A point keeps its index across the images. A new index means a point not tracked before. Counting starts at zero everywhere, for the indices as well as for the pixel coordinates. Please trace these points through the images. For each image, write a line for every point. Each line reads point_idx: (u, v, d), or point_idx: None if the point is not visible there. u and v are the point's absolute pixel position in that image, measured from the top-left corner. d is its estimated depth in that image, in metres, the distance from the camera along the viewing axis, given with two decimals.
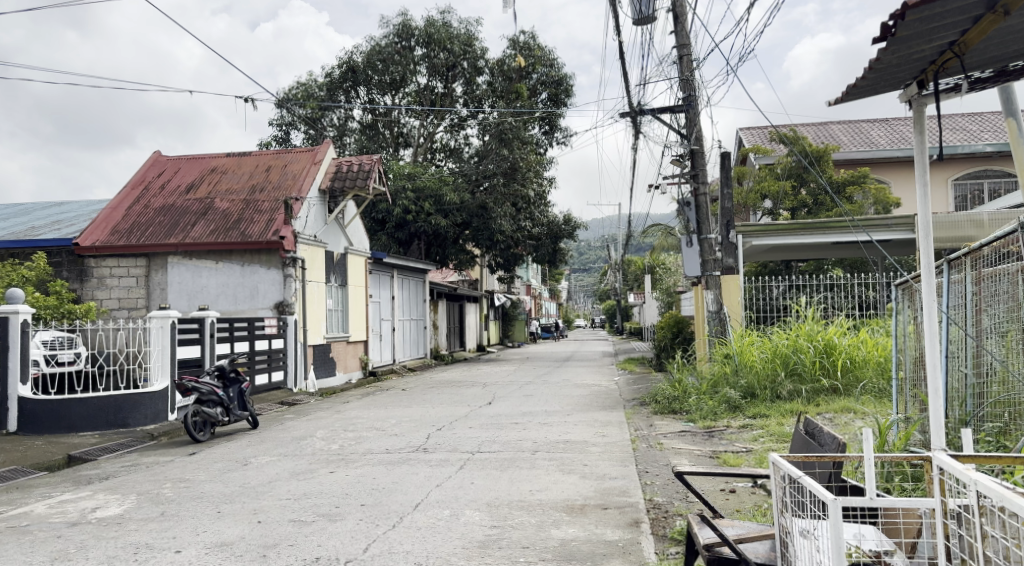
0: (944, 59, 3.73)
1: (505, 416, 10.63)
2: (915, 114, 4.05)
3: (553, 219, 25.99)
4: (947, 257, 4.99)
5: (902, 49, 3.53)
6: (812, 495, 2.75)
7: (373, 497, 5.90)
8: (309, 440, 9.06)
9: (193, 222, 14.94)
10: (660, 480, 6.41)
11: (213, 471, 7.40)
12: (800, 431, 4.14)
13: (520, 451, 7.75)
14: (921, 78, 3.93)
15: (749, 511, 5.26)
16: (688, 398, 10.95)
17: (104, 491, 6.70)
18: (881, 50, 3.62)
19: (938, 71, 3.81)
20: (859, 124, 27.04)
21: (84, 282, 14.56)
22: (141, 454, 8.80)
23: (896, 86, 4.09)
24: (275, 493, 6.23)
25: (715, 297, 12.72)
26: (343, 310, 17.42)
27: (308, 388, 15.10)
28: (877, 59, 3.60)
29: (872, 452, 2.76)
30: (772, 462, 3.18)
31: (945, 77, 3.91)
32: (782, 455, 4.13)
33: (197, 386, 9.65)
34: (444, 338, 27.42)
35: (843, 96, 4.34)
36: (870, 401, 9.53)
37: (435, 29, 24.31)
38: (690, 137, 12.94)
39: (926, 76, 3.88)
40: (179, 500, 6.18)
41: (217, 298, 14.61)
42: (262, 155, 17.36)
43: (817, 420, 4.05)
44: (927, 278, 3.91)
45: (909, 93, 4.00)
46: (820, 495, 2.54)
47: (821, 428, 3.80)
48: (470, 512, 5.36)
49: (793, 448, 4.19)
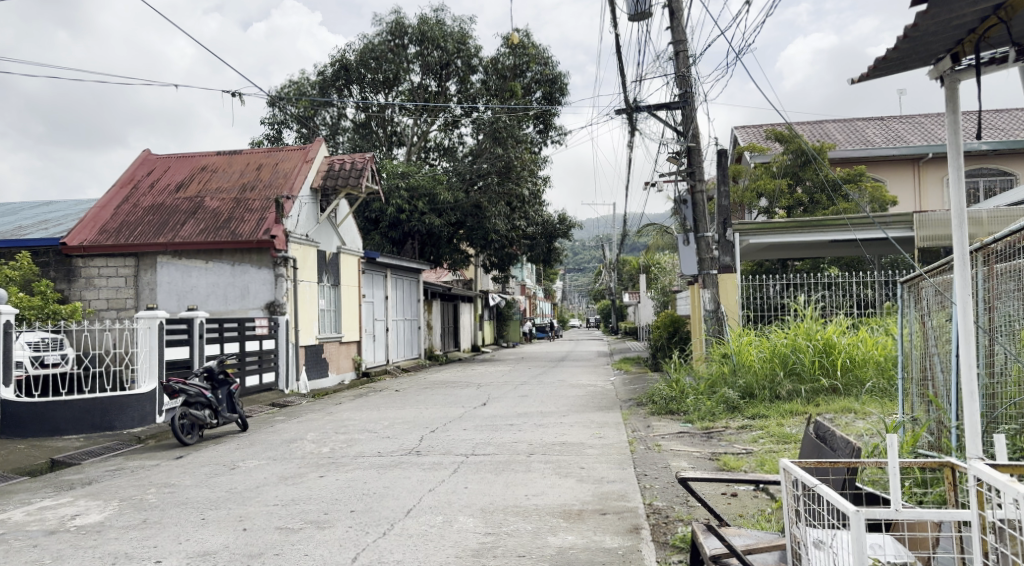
0: (987, 26, 3.56)
1: (500, 417, 10.46)
2: (948, 91, 3.88)
3: (548, 218, 25.87)
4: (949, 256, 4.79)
5: (942, 13, 3.36)
6: (830, 504, 2.56)
7: (363, 503, 5.70)
8: (299, 443, 8.86)
9: (182, 221, 14.71)
10: (660, 483, 6.24)
11: (200, 476, 7.19)
12: (811, 435, 3.94)
13: (515, 454, 7.57)
14: (957, 51, 3.79)
15: (752, 516, 5.10)
16: (686, 399, 10.78)
17: (85, 498, 6.48)
18: (920, 17, 3.46)
19: (978, 41, 3.65)
20: (855, 122, 26.89)
21: (72, 282, 14.30)
22: (126, 459, 8.58)
23: (926, 62, 3.96)
24: (262, 499, 6.04)
25: (712, 296, 12.52)
26: (335, 310, 17.20)
27: (300, 390, 14.90)
28: (915, 25, 3.43)
29: (892, 456, 2.56)
30: (783, 467, 2.98)
31: (983, 52, 3.75)
32: (791, 461, 3.94)
33: (186, 388, 9.39)
34: (437, 338, 27.16)
35: (868, 74, 4.17)
36: (872, 401, 9.35)
37: (428, 27, 24.07)
38: (687, 134, 12.75)
39: (963, 48, 3.76)
40: (162, 506, 5.99)
41: (207, 298, 14.38)
42: (253, 154, 17.12)
43: (828, 424, 3.86)
44: (962, 267, 3.71)
45: (943, 68, 3.85)
46: (838, 504, 2.36)
47: (834, 433, 3.60)
48: (464, 518, 5.18)
49: (803, 452, 4.00)
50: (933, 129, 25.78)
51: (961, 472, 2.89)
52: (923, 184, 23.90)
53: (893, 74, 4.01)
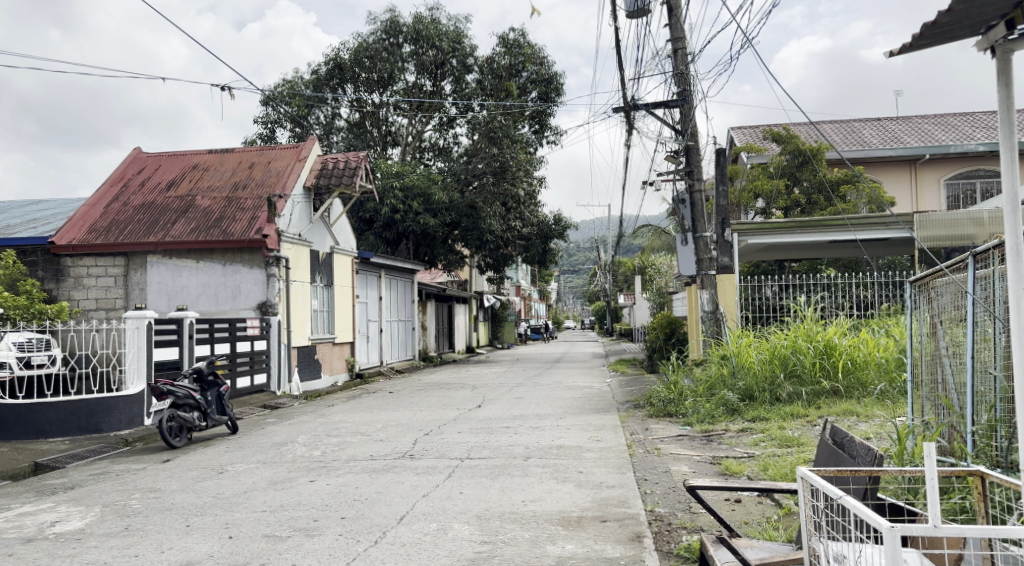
0: None
1: (496, 420, 10.27)
2: (1000, 63, 3.59)
3: (543, 219, 25.78)
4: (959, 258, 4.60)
5: None
6: (859, 518, 2.36)
7: (355, 509, 5.50)
8: (291, 446, 8.66)
9: (173, 220, 14.48)
10: (660, 488, 6.07)
11: (187, 480, 6.97)
12: (827, 441, 3.70)
13: (512, 458, 7.37)
14: (1011, 18, 3.49)
15: (758, 523, 4.91)
16: (685, 401, 10.59)
17: (67, 503, 6.27)
18: None
19: None
20: (851, 123, 26.77)
21: (60, 282, 14.04)
22: (112, 462, 8.36)
23: (975, 32, 3.67)
24: (251, 504, 5.84)
25: (711, 297, 12.36)
26: (328, 311, 16.99)
27: (292, 391, 14.69)
28: None
29: (930, 467, 2.35)
30: (800, 475, 2.80)
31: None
32: (806, 468, 3.72)
33: (173, 389, 9.18)
34: (432, 339, 26.95)
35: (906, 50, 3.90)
36: (875, 404, 9.23)
37: (423, 25, 23.91)
38: (685, 133, 12.57)
39: (1019, 14, 3.44)
40: (146, 513, 5.77)
41: (197, 299, 14.14)
42: (245, 152, 16.90)
43: (846, 429, 3.62)
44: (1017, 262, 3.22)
45: (995, 37, 3.56)
46: (868, 518, 2.19)
47: (852, 438, 3.36)
48: (459, 526, 4.99)
49: (818, 461, 3.76)
50: (931, 130, 25.70)
51: (991, 482, 2.87)
52: (920, 185, 23.85)
53: (939, 43, 3.75)
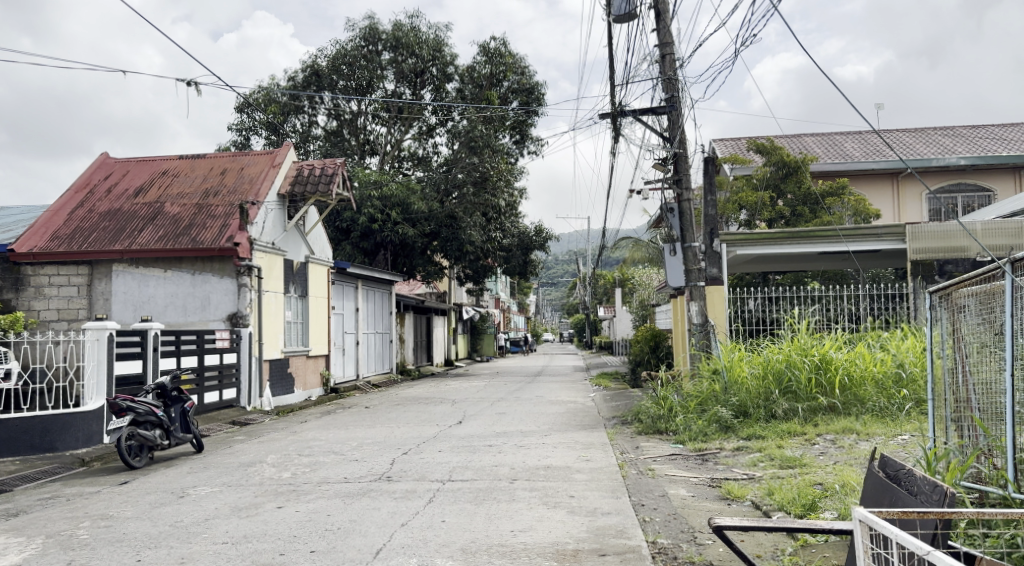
0: None
1: (478, 437, 9.77)
2: None
3: (523, 230, 25.36)
4: (988, 264, 4.20)
5: None
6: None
7: (326, 541, 4.97)
8: (259, 467, 8.10)
9: (141, 227, 13.88)
10: (660, 515, 5.60)
11: (143, 506, 6.38)
12: (878, 475, 3.30)
13: (497, 480, 6.87)
14: None
15: (774, 557, 4.44)
16: (675, 417, 10.12)
17: (6, 533, 5.67)
18: None
19: None
20: (833, 136, 26.59)
21: (20, 291, 13.26)
22: (65, 485, 7.75)
23: None
24: (212, 535, 5.29)
25: (700, 309, 12.00)
26: (302, 322, 16.38)
27: (263, 407, 14.09)
28: None
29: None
30: (858, 517, 2.40)
31: None
32: (858, 508, 3.30)
33: (133, 405, 8.58)
34: (410, 352, 26.38)
35: None
36: (875, 421, 8.86)
37: (403, 33, 23.51)
38: (674, 140, 12.16)
39: None
40: (94, 545, 5.20)
41: (165, 309, 13.53)
42: (217, 158, 16.29)
43: (900, 460, 3.23)
44: None
45: None
46: None
47: (912, 473, 2.98)
48: (442, 561, 4.48)
49: (869, 497, 3.34)
50: (912, 143, 25.56)
51: None
52: (902, 198, 23.82)
53: None
